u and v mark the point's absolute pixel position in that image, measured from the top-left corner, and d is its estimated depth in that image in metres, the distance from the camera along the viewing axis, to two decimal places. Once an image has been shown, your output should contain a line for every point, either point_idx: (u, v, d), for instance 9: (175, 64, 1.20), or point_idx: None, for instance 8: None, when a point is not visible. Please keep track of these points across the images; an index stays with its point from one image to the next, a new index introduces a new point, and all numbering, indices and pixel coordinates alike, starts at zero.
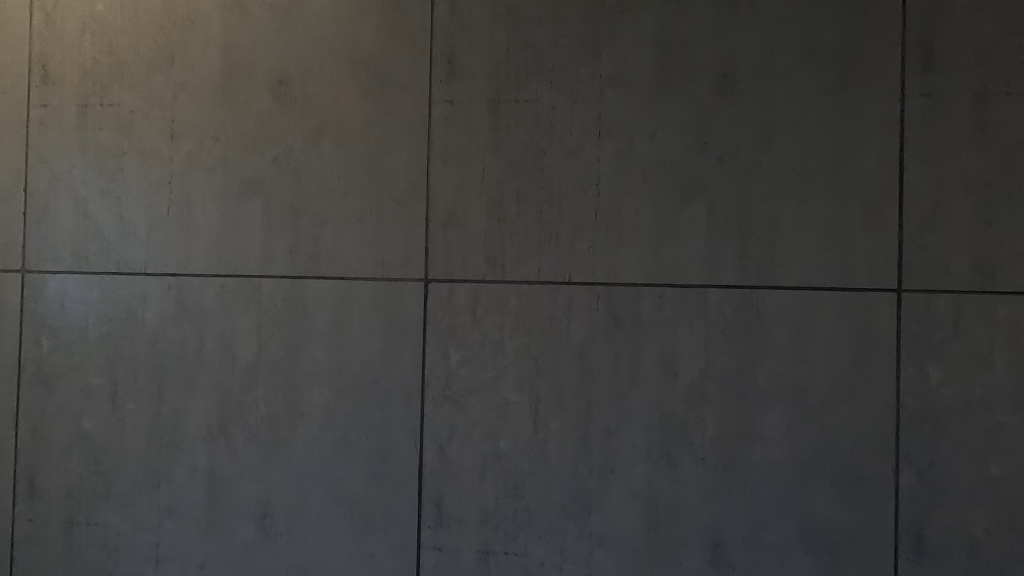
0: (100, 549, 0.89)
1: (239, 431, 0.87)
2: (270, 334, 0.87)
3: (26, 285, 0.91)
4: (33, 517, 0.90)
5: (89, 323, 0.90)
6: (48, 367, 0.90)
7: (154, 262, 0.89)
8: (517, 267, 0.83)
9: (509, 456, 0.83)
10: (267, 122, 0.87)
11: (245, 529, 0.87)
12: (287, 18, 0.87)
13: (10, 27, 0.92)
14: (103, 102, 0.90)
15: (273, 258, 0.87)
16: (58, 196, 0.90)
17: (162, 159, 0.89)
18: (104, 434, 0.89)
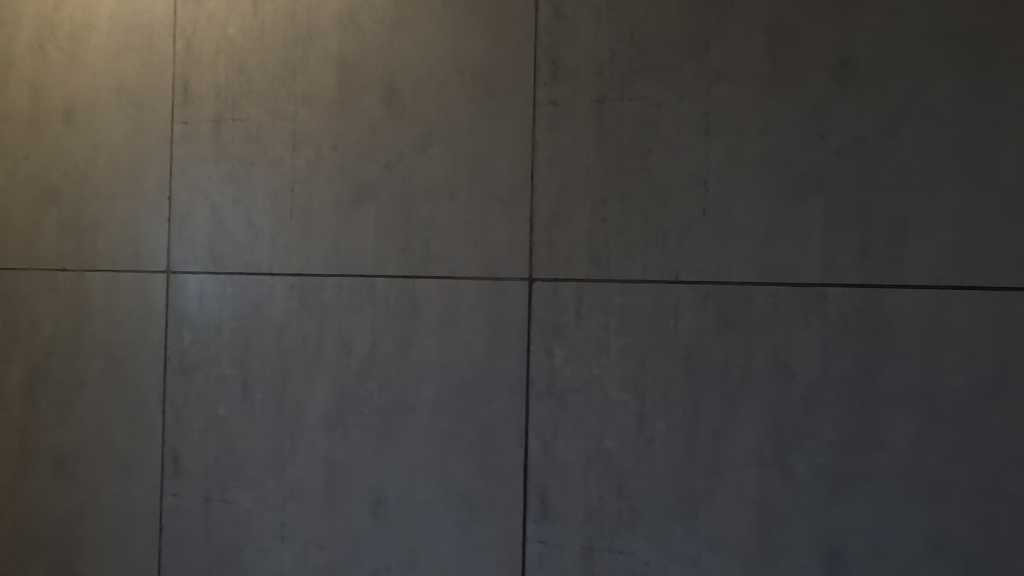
0: (232, 524, 0.98)
1: (354, 421, 0.93)
2: (383, 330, 0.92)
3: (170, 284, 1.01)
4: (177, 493, 1.00)
5: (223, 319, 0.99)
6: (189, 358, 1.00)
7: (279, 263, 0.96)
8: (622, 266, 0.83)
9: (614, 454, 0.83)
10: (380, 131, 0.92)
11: (360, 514, 0.92)
12: (398, 31, 0.92)
13: (158, 54, 1.03)
14: (235, 117, 0.99)
15: (385, 259, 0.92)
16: (198, 204, 1.00)
17: (285, 168, 0.96)
18: (237, 420, 0.98)
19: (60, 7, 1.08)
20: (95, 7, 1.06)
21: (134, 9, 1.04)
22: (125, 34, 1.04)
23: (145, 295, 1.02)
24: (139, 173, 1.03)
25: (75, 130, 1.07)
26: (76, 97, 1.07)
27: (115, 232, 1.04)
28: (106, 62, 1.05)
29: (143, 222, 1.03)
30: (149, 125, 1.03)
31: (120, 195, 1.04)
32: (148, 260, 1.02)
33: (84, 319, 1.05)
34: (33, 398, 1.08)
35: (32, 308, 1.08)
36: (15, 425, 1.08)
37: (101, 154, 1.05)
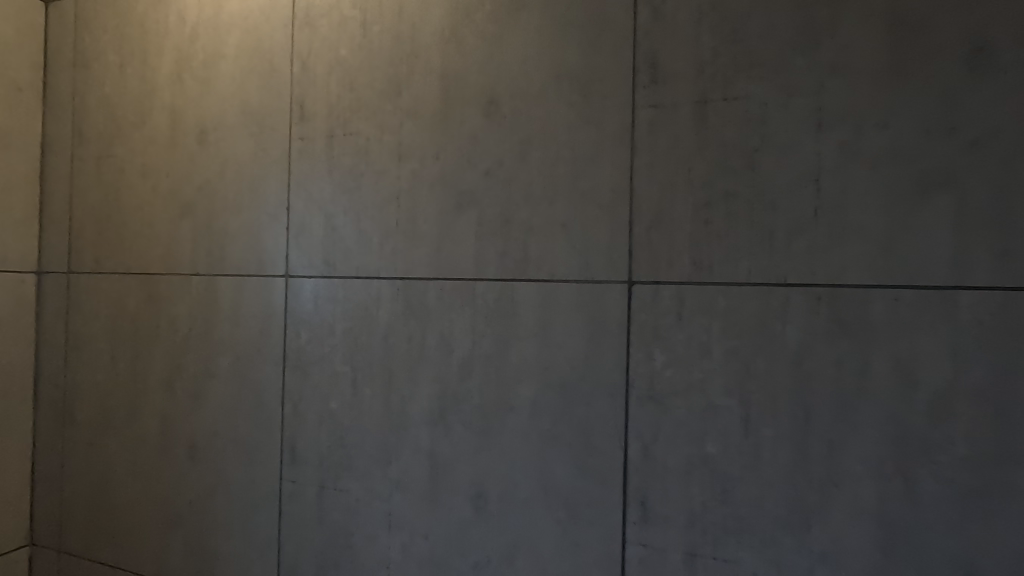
0: (344, 511, 1.05)
1: (456, 418, 0.97)
2: (483, 331, 0.95)
3: (289, 287, 1.10)
4: (294, 479, 1.09)
5: (335, 320, 1.06)
6: (305, 356, 1.08)
7: (386, 268, 1.02)
8: (726, 268, 0.82)
9: (718, 460, 0.82)
10: (480, 140, 0.96)
11: (462, 507, 0.96)
12: (497, 44, 0.95)
13: (277, 77, 1.12)
14: (345, 132, 1.06)
15: (485, 263, 0.95)
16: (312, 214, 1.08)
17: (391, 178, 1.02)
18: (347, 414, 1.05)
19: (194, 39, 1.20)
20: (224, 38, 1.17)
21: (257, 37, 1.14)
22: (249, 60, 1.15)
23: (267, 297, 1.12)
24: (261, 186, 1.13)
25: (207, 149, 1.18)
26: (208, 120, 1.18)
27: (240, 240, 1.15)
28: (233, 86, 1.16)
29: (265, 231, 1.12)
30: (270, 142, 1.12)
31: (245, 207, 1.14)
32: (269, 266, 1.12)
33: (214, 319, 1.17)
34: (172, 390, 1.21)
35: (172, 309, 1.21)
36: (157, 413, 1.22)
37: (228, 170, 1.16)
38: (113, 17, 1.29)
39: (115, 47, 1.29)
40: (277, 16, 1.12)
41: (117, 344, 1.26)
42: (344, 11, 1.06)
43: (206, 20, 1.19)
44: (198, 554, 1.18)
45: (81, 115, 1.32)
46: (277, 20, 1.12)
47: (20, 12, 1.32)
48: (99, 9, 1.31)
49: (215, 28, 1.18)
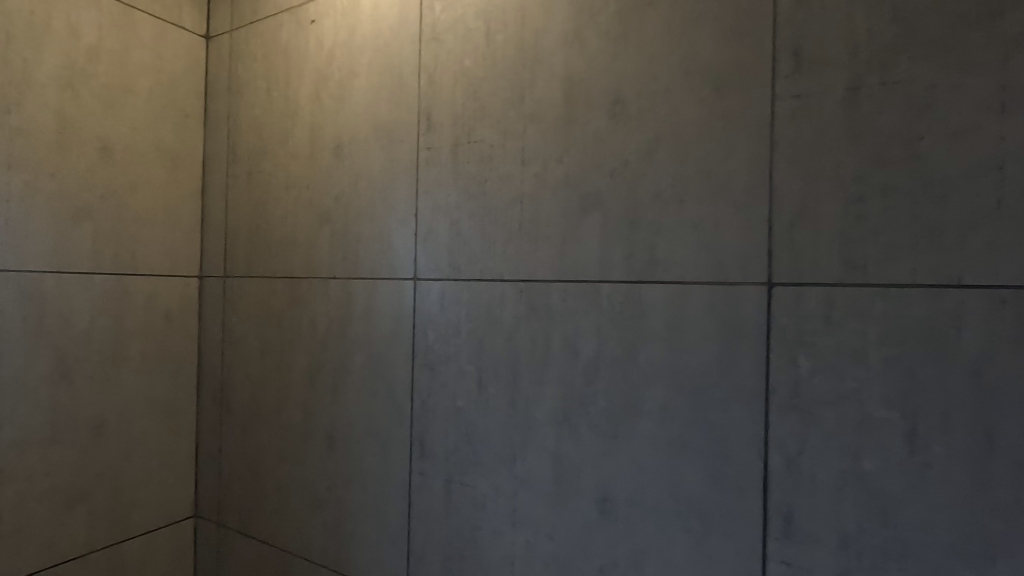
0: (470, 505, 1.09)
1: (581, 420, 0.97)
2: (609, 334, 0.95)
3: (417, 289, 1.16)
4: (422, 472, 1.15)
5: (460, 321, 1.10)
6: (432, 355, 1.14)
7: (510, 270, 1.04)
8: (885, 268, 0.75)
9: (875, 478, 0.75)
10: (605, 141, 0.95)
11: (587, 510, 0.96)
12: (623, 44, 0.94)
13: (406, 91, 1.19)
14: (470, 139, 1.10)
15: (611, 265, 0.94)
16: (439, 219, 1.13)
17: (515, 183, 1.04)
18: (473, 412, 1.08)
19: (331, 61, 1.30)
20: (357, 57, 1.26)
21: (387, 55, 1.21)
22: (380, 77, 1.22)
23: (397, 299, 1.19)
24: (391, 194, 1.20)
25: (343, 162, 1.28)
26: (343, 134, 1.28)
27: (373, 246, 1.23)
28: (365, 102, 1.25)
29: (395, 237, 1.19)
30: (400, 152, 1.19)
31: (376, 214, 1.22)
32: (399, 269, 1.19)
33: (349, 319, 1.26)
34: (313, 383, 1.32)
35: (312, 310, 1.32)
36: (300, 404, 1.34)
37: (362, 180, 1.25)
38: (261, 46, 1.43)
39: (263, 74, 1.43)
40: (406, 33, 1.19)
41: (266, 341, 1.40)
42: (469, 24, 1.10)
43: (342, 42, 1.28)
44: (335, 536, 1.27)
45: (235, 136, 1.48)
46: (406, 38, 1.19)
47: (187, 48, 1.50)
48: (249, 40, 1.46)
49: (349, 49, 1.27)
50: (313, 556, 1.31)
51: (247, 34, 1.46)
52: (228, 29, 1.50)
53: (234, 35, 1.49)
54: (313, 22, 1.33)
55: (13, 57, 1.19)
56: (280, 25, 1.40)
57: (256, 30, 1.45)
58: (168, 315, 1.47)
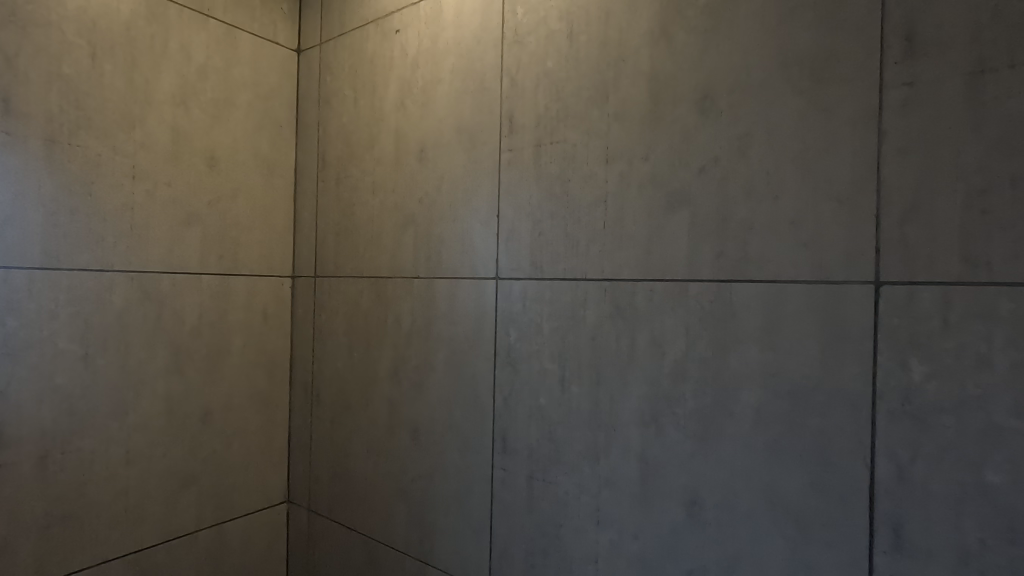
0: (553, 502, 1.09)
1: (668, 421, 0.96)
2: (697, 334, 0.93)
3: (499, 288, 1.18)
4: (505, 468, 1.17)
5: (543, 320, 1.12)
6: (514, 353, 1.16)
7: (594, 270, 1.05)
8: (1013, 266, 0.70)
9: (1001, 492, 0.70)
10: (693, 137, 0.94)
11: (675, 512, 0.95)
12: (713, 38, 0.92)
13: (488, 95, 1.21)
14: (553, 140, 1.11)
15: (700, 263, 0.93)
16: (522, 220, 1.15)
17: (599, 182, 1.04)
18: (555, 409, 1.09)
19: (415, 69, 1.35)
20: (441, 64, 1.30)
21: (470, 60, 1.25)
22: (463, 82, 1.26)
23: (479, 298, 1.22)
24: (474, 196, 1.23)
25: (426, 165, 1.32)
26: (427, 139, 1.33)
27: (455, 246, 1.26)
28: (449, 106, 1.28)
29: (478, 237, 1.22)
30: (482, 154, 1.22)
31: (459, 215, 1.26)
32: (481, 269, 1.21)
33: (433, 317, 1.30)
34: (398, 379, 1.37)
35: (397, 308, 1.38)
36: (385, 399, 1.40)
37: (445, 183, 1.29)
38: (348, 57, 1.51)
39: (351, 83, 1.50)
40: (488, 38, 1.21)
41: (353, 337, 1.47)
42: (551, 25, 1.11)
43: (425, 50, 1.33)
44: (419, 527, 1.32)
45: (324, 144, 1.56)
46: (488, 43, 1.21)
47: (281, 63, 1.60)
48: (338, 52, 1.54)
49: (433, 57, 1.32)
50: (398, 544, 1.36)
51: (335, 47, 1.54)
52: (318, 43, 1.59)
53: (324, 47, 1.58)
54: (398, 32, 1.39)
55: (137, 78, 1.32)
56: (367, 36, 1.46)
57: (344, 42, 1.52)
58: (265, 312, 1.57)
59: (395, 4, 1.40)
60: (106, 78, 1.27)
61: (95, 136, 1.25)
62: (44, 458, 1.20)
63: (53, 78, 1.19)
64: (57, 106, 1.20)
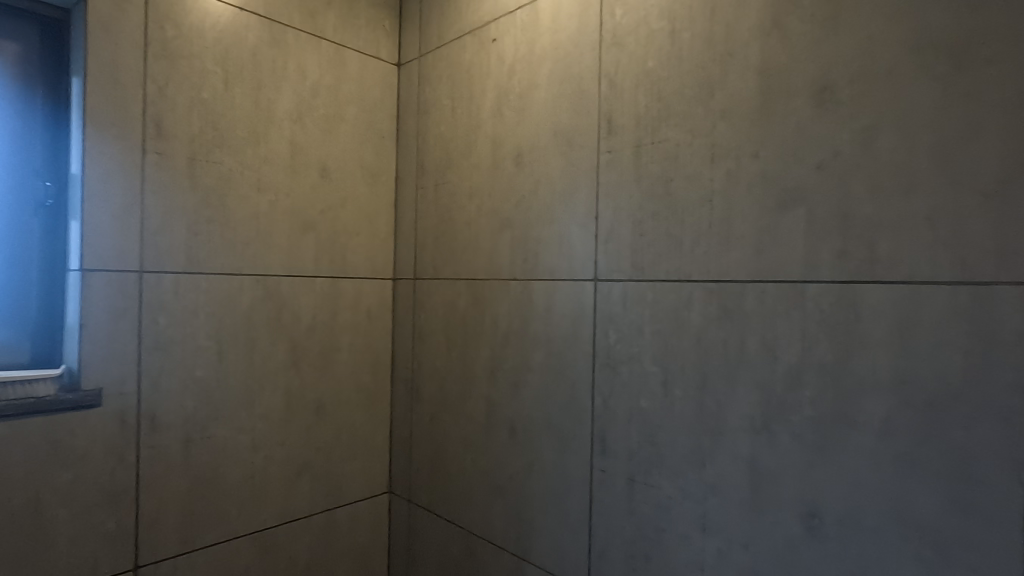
0: (655, 506, 1.08)
1: (782, 428, 0.92)
2: (815, 338, 0.88)
3: (598, 290, 1.19)
4: (605, 469, 1.17)
5: (644, 321, 1.11)
6: (614, 354, 1.15)
7: (699, 271, 1.02)
8: None
9: None
10: (810, 132, 0.89)
11: (790, 523, 0.91)
12: (832, 26, 0.88)
13: (586, 97, 1.22)
14: (654, 140, 1.09)
15: (818, 264, 0.88)
16: (621, 221, 1.15)
17: (704, 181, 1.02)
18: (658, 412, 1.08)
19: (512, 75, 1.39)
20: (538, 69, 1.32)
21: (567, 64, 1.26)
22: (560, 86, 1.27)
23: (577, 299, 1.23)
24: (572, 198, 1.24)
25: (523, 169, 1.35)
26: (524, 144, 1.35)
27: (553, 248, 1.28)
28: (546, 111, 1.30)
29: (575, 239, 1.23)
30: (580, 157, 1.23)
31: (557, 218, 1.27)
32: (579, 271, 1.22)
33: (530, 318, 1.33)
34: (495, 378, 1.41)
35: (494, 309, 1.42)
36: (483, 397, 1.44)
37: (542, 186, 1.31)
38: (446, 68, 1.57)
39: (448, 93, 1.56)
40: (586, 41, 1.22)
41: (451, 337, 1.53)
42: (652, 24, 1.10)
43: (522, 57, 1.36)
44: (517, 523, 1.35)
45: (423, 152, 1.64)
46: (586, 46, 1.22)
47: (383, 77, 1.70)
48: (436, 64, 1.61)
49: (529, 63, 1.34)
50: (496, 539, 1.40)
51: (434, 59, 1.61)
52: (417, 56, 1.67)
53: (422, 60, 1.65)
54: (495, 41, 1.43)
55: (261, 99, 1.44)
56: (464, 47, 1.52)
57: (442, 54, 1.59)
58: (369, 312, 1.67)
59: (492, 14, 1.44)
60: (237, 100, 1.40)
61: (228, 153, 1.39)
62: (187, 442, 1.34)
63: (195, 102, 1.34)
64: (197, 127, 1.34)
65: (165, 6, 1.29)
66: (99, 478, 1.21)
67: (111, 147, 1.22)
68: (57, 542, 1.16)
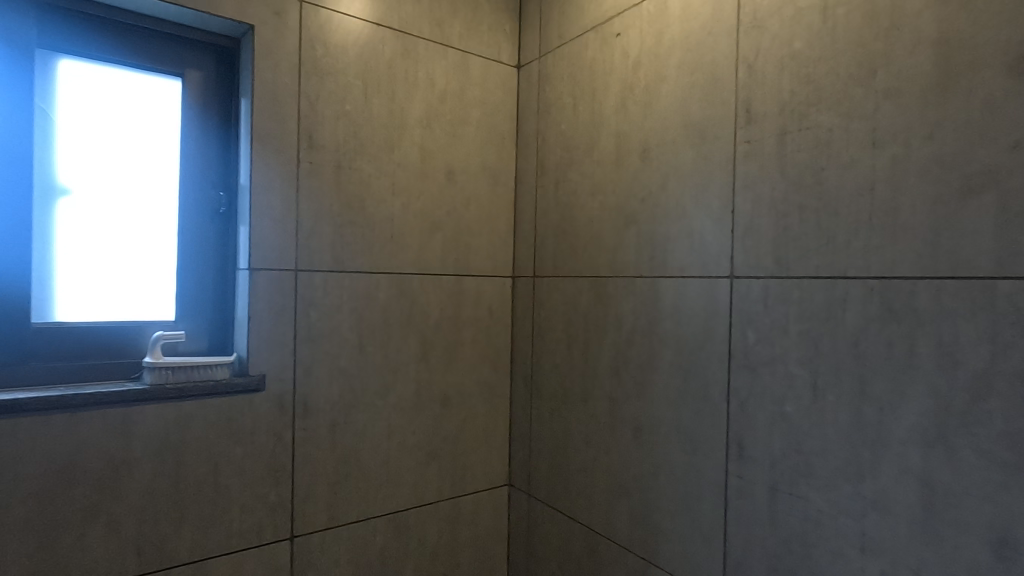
0: (803, 519, 1.01)
1: (964, 442, 0.82)
2: (1009, 342, 0.78)
3: (734, 287, 1.13)
4: (742, 476, 1.11)
5: (789, 321, 1.04)
6: (753, 355, 1.09)
7: (857, 266, 0.94)
8: None
9: None
10: (1002, 108, 0.79)
11: (976, 550, 0.81)
12: None
13: (721, 86, 1.16)
14: (802, 126, 1.02)
15: (1013, 257, 0.78)
16: (763, 214, 1.08)
17: (864, 168, 0.93)
18: (806, 419, 1.01)
19: (637, 69, 1.36)
20: (666, 60, 1.28)
21: (699, 53, 1.21)
22: (691, 75, 1.23)
23: (711, 297, 1.18)
24: (704, 192, 1.19)
25: (650, 164, 1.32)
26: (651, 138, 1.32)
27: (683, 244, 1.24)
28: (675, 103, 1.26)
29: (708, 234, 1.18)
30: (713, 149, 1.18)
31: (688, 213, 1.23)
32: (713, 267, 1.17)
33: (657, 316, 1.30)
34: (619, 377, 1.39)
35: (618, 308, 1.40)
36: (606, 396, 1.43)
37: (670, 181, 1.27)
38: (567, 66, 1.58)
39: (570, 91, 1.56)
40: (721, 27, 1.17)
41: (572, 333, 1.53)
42: (800, 2, 1.03)
43: (649, 49, 1.33)
44: (643, 525, 1.32)
45: (543, 151, 1.65)
46: (721, 32, 1.17)
47: (504, 79, 1.74)
48: (557, 63, 1.62)
49: (657, 55, 1.31)
50: (620, 539, 1.38)
51: (554, 59, 1.63)
52: (537, 57, 1.69)
53: (543, 60, 1.67)
54: (619, 35, 1.41)
55: (395, 108, 1.54)
56: (586, 44, 1.52)
57: (563, 53, 1.60)
58: (491, 309, 1.72)
59: (615, 8, 1.42)
60: (374, 110, 1.50)
61: (367, 160, 1.50)
62: (333, 426, 1.46)
63: (339, 114, 1.45)
64: (342, 137, 1.46)
65: (315, 28, 1.41)
66: (263, 454, 1.36)
67: (272, 158, 1.36)
68: (231, 509, 1.32)
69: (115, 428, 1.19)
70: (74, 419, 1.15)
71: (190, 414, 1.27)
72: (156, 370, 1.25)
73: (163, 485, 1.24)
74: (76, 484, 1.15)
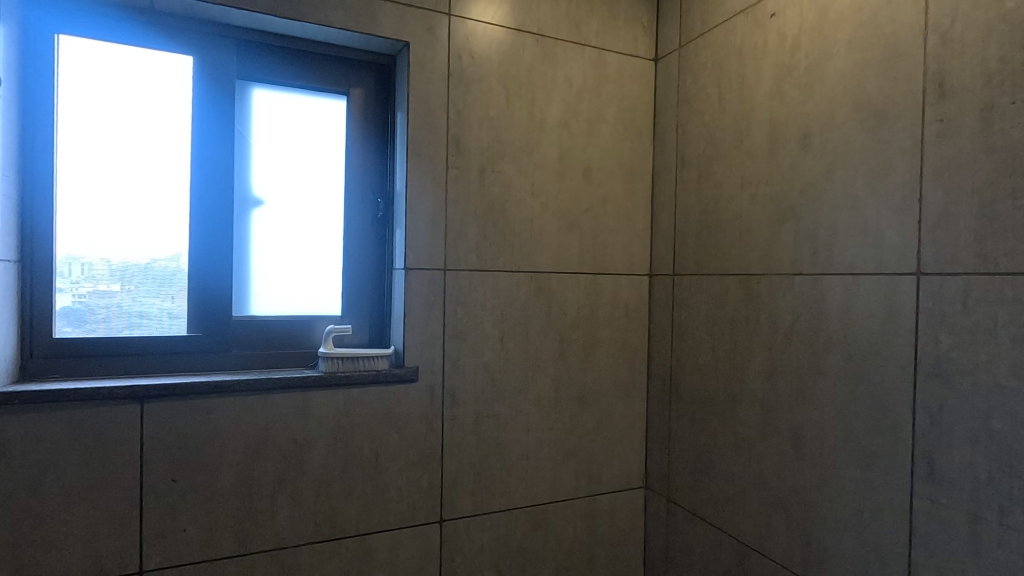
0: (1018, 554, 0.87)
1: None
2: None
3: (922, 286, 1.00)
4: (933, 498, 0.98)
5: (997, 324, 0.90)
6: (948, 363, 0.96)
7: None
8: None
9: None
10: None
11: None
12: None
13: (905, 60, 1.04)
14: (1016, 100, 0.88)
15: None
16: (961, 202, 0.95)
17: None
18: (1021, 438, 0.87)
19: (796, 50, 1.26)
20: (833, 37, 1.18)
21: (876, 26, 1.09)
22: (865, 51, 1.11)
23: (890, 296, 1.05)
24: (882, 180, 1.07)
25: (812, 152, 1.22)
26: (813, 123, 1.22)
27: (853, 238, 1.13)
28: (844, 83, 1.15)
29: (886, 226, 1.06)
30: (894, 131, 1.05)
31: (859, 204, 1.12)
32: (892, 263, 1.05)
33: (821, 317, 1.19)
34: (773, 382, 1.30)
35: (773, 307, 1.31)
36: (757, 400, 1.34)
37: (838, 169, 1.16)
38: (712, 53, 1.51)
39: (715, 80, 1.49)
40: None
41: (718, 334, 1.46)
42: None
43: (811, 27, 1.23)
44: (804, 542, 1.23)
45: (684, 144, 1.60)
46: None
47: (641, 74, 1.71)
48: (699, 53, 1.55)
49: (821, 32, 1.20)
50: (776, 555, 1.29)
51: (696, 47, 1.56)
52: (676, 47, 1.64)
53: (683, 51, 1.61)
54: (773, 16, 1.32)
55: (535, 110, 1.57)
56: (733, 29, 1.44)
57: (706, 41, 1.53)
58: (627, 308, 1.70)
59: None
60: (515, 114, 1.55)
61: (509, 163, 1.55)
62: (477, 419, 1.53)
63: (484, 120, 1.52)
64: (485, 142, 1.52)
65: (462, 40, 1.49)
66: (416, 441, 1.46)
67: (425, 166, 1.46)
68: (389, 490, 1.43)
69: (296, 410, 1.34)
70: (265, 400, 1.32)
71: (355, 401, 1.40)
72: (329, 359, 1.40)
73: (333, 464, 1.38)
74: (267, 457, 1.32)
